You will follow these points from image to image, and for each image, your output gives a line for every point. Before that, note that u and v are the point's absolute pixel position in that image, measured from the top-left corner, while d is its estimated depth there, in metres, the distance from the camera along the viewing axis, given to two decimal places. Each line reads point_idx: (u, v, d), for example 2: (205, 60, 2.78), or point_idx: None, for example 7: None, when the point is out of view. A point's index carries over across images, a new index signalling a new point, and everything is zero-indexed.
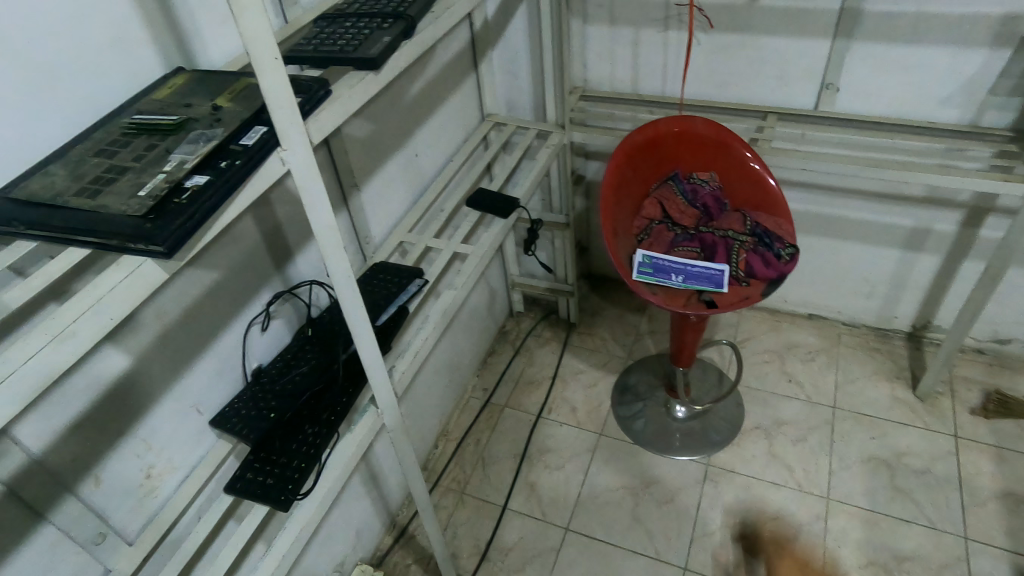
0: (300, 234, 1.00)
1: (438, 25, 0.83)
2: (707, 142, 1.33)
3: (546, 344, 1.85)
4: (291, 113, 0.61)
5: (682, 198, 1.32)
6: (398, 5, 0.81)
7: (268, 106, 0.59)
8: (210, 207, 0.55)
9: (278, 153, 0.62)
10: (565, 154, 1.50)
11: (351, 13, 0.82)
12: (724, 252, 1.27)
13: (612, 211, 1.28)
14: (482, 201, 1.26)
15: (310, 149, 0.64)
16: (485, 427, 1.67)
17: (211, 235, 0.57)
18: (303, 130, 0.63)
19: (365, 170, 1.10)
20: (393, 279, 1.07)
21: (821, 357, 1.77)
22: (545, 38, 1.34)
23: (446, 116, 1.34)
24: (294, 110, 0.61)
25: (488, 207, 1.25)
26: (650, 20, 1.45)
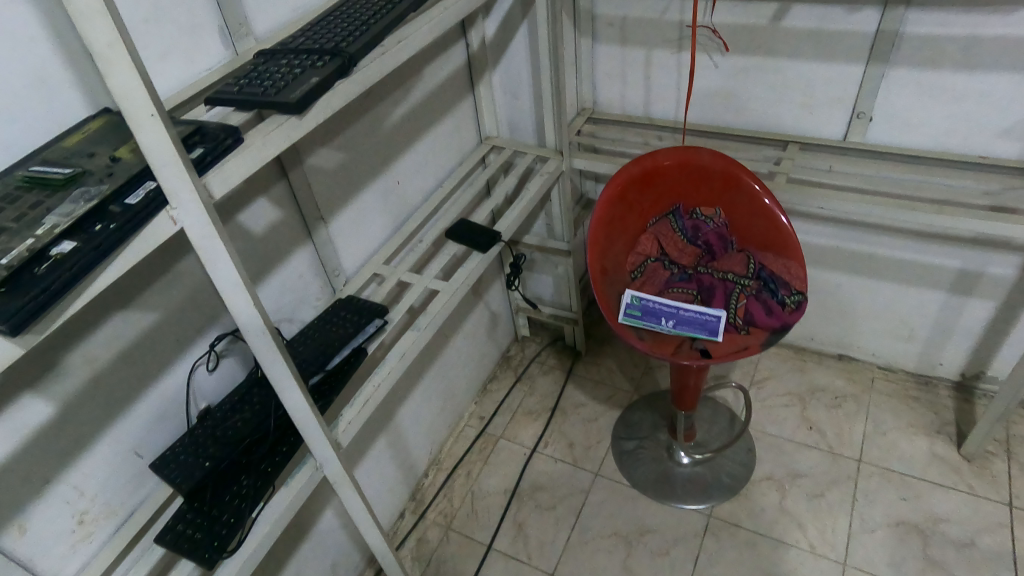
0: (256, 271, 0.96)
1: (385, 61, 0.77)
2: (713, 174, 1.23)
3: (550, 372, 1.77)
4: (180, 170, 0.57)
5: (681, 234, 1.23)
6: (341, 40, 0.76)
7: (150, 163, 0.55)
8: (71, 277, 0.51)
9: (166, 211, 0.58)
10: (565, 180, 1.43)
11: (292, 48, 0.77)
12: (723, 296, 1.17)
13: (602, 247, 1.19)
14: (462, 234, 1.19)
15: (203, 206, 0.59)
16: (478, 458, 1.61)
17: (76, 306, 0.53)
18: (195, 186, 0.58)
19: (334, 201, 1.06)
20: (353, 318, 1.03)
21: (849, 403, 1.63)
22: (543, 59, 1.26)
23: (436, 140, 1.28)
24: (182, 167, 0.57)
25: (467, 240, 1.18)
26: (662, 40, 1.36)
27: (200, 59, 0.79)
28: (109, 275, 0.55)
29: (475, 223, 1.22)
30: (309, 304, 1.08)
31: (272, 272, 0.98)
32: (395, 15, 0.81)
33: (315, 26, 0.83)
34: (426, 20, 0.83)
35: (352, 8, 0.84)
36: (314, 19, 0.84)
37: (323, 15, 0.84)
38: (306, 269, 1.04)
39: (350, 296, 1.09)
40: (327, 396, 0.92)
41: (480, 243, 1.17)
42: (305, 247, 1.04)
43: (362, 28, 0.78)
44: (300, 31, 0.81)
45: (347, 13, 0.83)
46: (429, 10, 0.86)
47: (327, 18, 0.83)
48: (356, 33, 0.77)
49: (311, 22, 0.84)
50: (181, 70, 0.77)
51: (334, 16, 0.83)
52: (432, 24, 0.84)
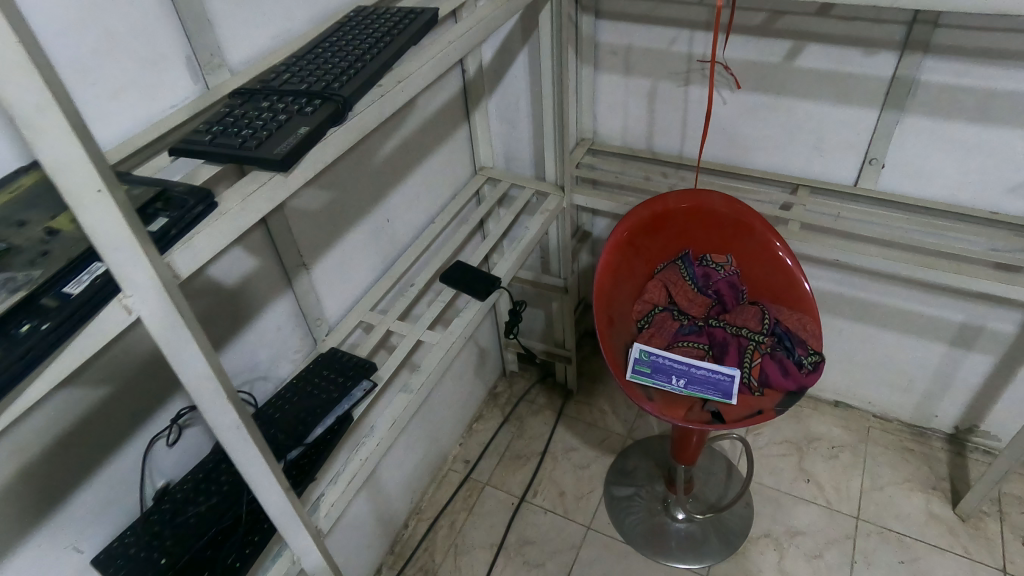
0: (226, 329, 0.84)
1: (383, 106, 0.67)
2: (725, 220, 1.15)
3: (539, 412, 1.66)
4: (137, 253, 0.46)
5: (692, 283, 1.15)
6: (331, 82, 0.65)
7: (96, 246, 0.44)
8: None
9: (119, 300, 0.47)
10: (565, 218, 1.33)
11: (275, 88, 0.66)
12: (736, 353, 1.09)
13: (608, 296, 1.10)
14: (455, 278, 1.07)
15: (165, 292, 0.48)
16: (463, 507, 1.49)
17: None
18: (155, 270, 0.47)
19: (318, 246, 0.94)
20: (338, 381, 0.91)
21: (846, 453, 1.58)
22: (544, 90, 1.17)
23: (428, 172, 1.17)
24: (139, 249, 0.46)
25: (461, 285, 1.07)
26: (668, 73, 1.28)
27: (162, 95, 0.69)
28: (38, 384, 0.44)
29: (469, 265, 1.10)
30: (286, 358, 0.96)
31: (245, 327, 0.87)
32: (392, 54, 0.71)
33: (301, 60, 0.72)
34: (430, 58, 0.73)
35: (344, 42, 0.74)
36: (297, 52, 0.73)
37: (311, 48, 0.74)
38: (284, 323, 0.93)
39: (333, 350, 0.97)
40: (308, 476, 0.81)
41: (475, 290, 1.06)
42: (283, 296, 0.92)
43: (355, 69, 0.68)
44: (283, 66, 0.70)
45: (337, 48, 0.73)
46: (431, 44, 0.76)
47: (316, 53, 0.72)
48: (348, 75, 0.67)
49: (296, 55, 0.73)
50: (140, 107, 0.67)
51: (324, 51, 0.72)
52: (436, 61, 0.73)
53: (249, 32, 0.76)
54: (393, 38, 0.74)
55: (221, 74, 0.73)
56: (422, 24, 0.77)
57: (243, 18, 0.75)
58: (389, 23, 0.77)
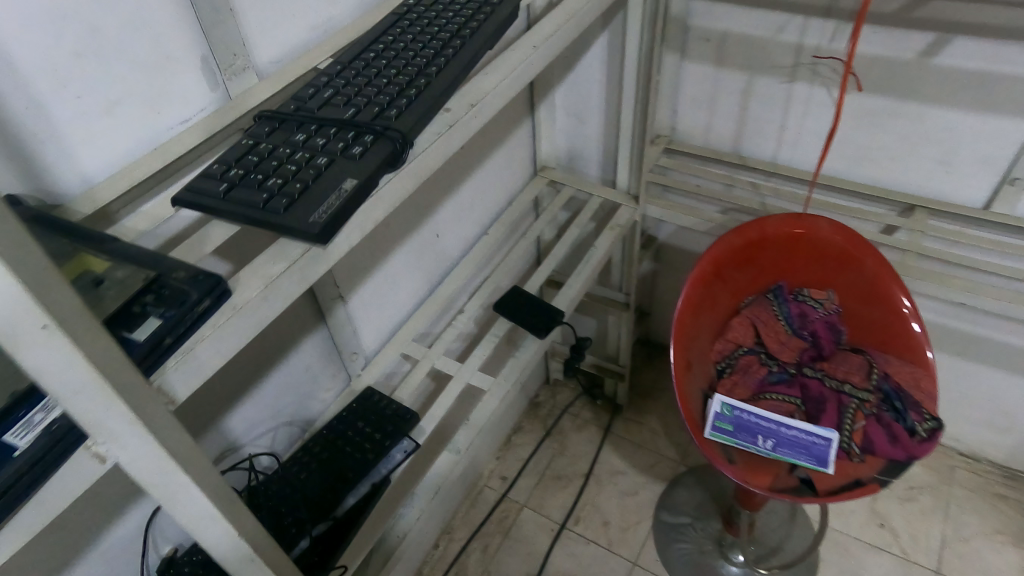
0: (245, 376, 0.71)
1: (450, 140, 0.51)
2: (831, 249, 0.98)
3: (584, 428, 1.53)
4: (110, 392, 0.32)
5: (785, 323, 0.99)
6: (383, 111, 0.50)
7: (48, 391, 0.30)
8: None
9: (85, 448, 0.33)
10: (633, 235, 1.16)
11: (310, 112, 0.50)
12: (835, 412, 0.94)
13: (688, 335, 0.94)
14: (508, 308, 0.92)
15: (151, 435, 0.34)
16: (497, 529, 1.37)
17: None
18: (138, 410, 0.33)
19: (358, 273, 0.79)
20: (375, 432, 0.77)
21: (925, 497, 1.42)
22: (626, 84, 0.99)
23: (483, 178, 1.01)
24: (111, 388, 0.31)
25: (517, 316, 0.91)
26: (770, 66, 1.09)
27: (170, 107, 0.54)
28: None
29: (524, 291, 0.94)
30: (314, 399, 0.82)
31: (268, 374, 0.73)
32: (462, 68, 0.55)
33: (347, 69, 0.56)
34: (508, 70, 0.56)
35: (401, 45, 0.57)
36: (341, 56, 0.57)
37: (359, 51, 0.57)
38: (314, 364, 0.79)
39: (369, 393, 0.83)
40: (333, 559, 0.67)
41: (532, 324, 0.90)
42: (315, 331, 0.77)
43: (413, 89, 0.52)
44: (323, 78, 0.54)
45: (391, 55, 0.56)
46: (510, 49, 0.59)
47: (365, 60, 0.56)
48: (405, 99, 0.51)
49: (340, 59, 0.57)
50: (142, 124, 0.52)
51: (375, 59, 0.56)
52: (516, 73, 0.57)
53: (282, 24, 0.60)
54: (463, 42, 0.57)
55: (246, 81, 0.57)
56: (502, 20, 0.60)
57: (274, 6, 0.58)
58: (457, 19, 0.60)
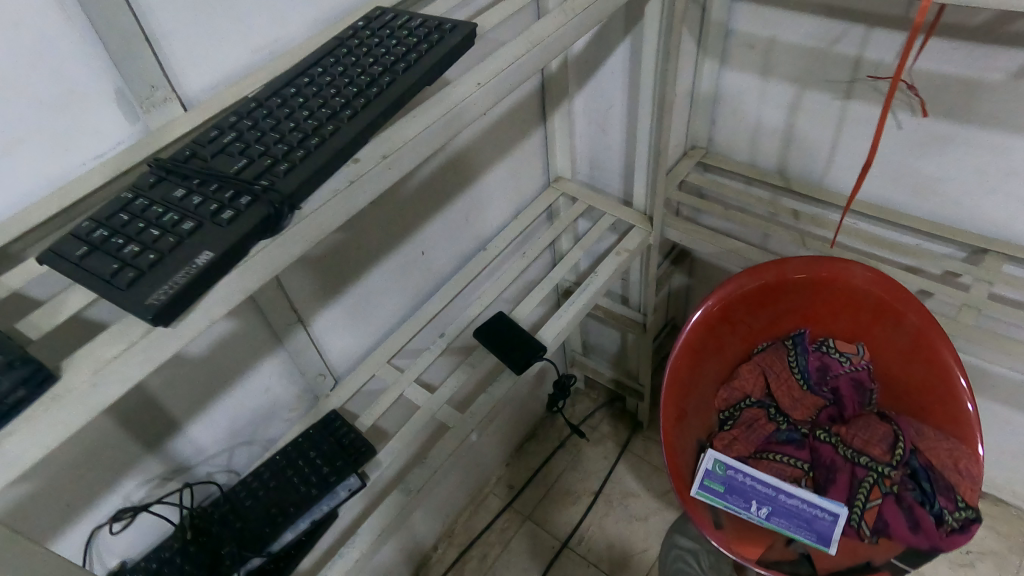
0: (191, 398, 0.70)
1: (348, 198, 0.45)
2: (865, 299, 0.86)
3: (600, 443, 1.46)
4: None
5: (801, 377, 0.89)
6: (273, 164, 0.45)
7: None
8: None
9: None
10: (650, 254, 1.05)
11: (201, 163, 0.46)
12: (847, 485, 0.83)
13: (685, 382, 0.86)
14: (488, 336, 0.86)
15: None
16: (498, 539, 1.34)
17: None
18: None
19: (321, 296, 0.77)
20: (326, 461, 0.74)
21: (985, 564, 1.27)
22: (643, 97, 0.90)
23: (483, 192, 0.95)
24: None
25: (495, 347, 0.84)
26: (822, 80, 0.96)
27: (79, 145, 0.52)
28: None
29: (508, 317, 0.88)
30: (278, 419, 0.81)
31: (219, 397, 0.72)
32: (382, 112, 0.48)
33: (263, 106, 0.50)
34: (441, 111, 0.49)
35: (328, 78, 0.51)
36: (262, 88, 0.52)
37: (283, 82, 0.51)
38: (274, 387, 0.78)
39: (330, 416, 0.80)
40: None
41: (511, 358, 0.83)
42: (270, 356, 0.75)
43: (316, 137, 0.46)
44: (231, 117, 0.49)
45: (314, 90, 0.50)
46: (454, 86, 0.51)
47: (283, 95, 0.50)
48: (301, 151, 0.45)
49: (258, 93, 0.51)
50: (50, 161, 0.50)
51: (294, 94, 0.50)
52: (450, 117, 0.49)
53: (216, 50, 0.56)
54: (394, 79, 0.50)
55: (169, 114, 0.54)
56: (450, 48, 0.53)
57: (203, 33, 0.55)
58: (398, 47, 0.53)
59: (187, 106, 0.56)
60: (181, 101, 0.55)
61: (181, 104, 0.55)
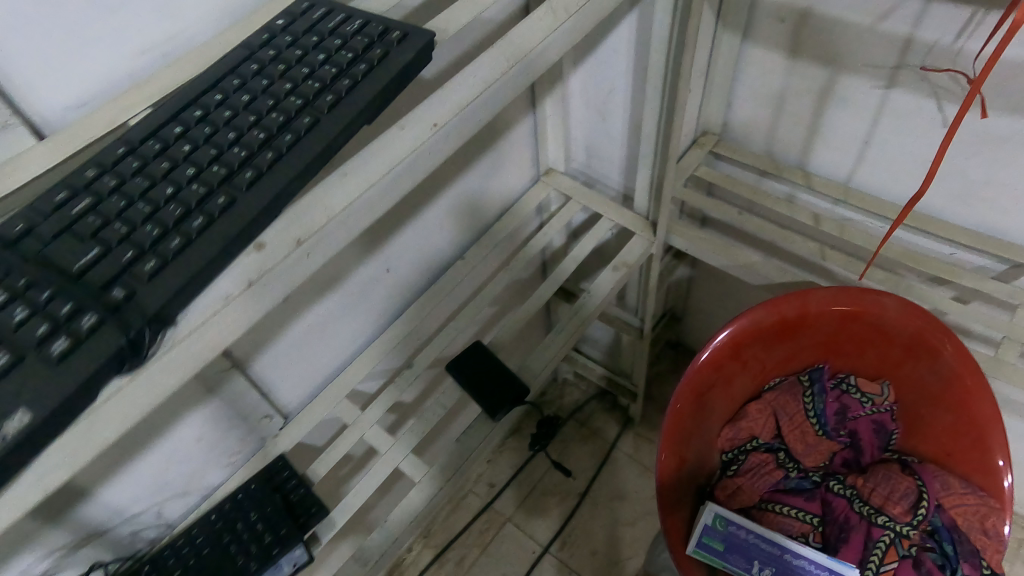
0: (103, 464, 0.58)
1: (248, 307, 0.32)
2: (896, 335, 0.73)
3: (588, 439, 1.38)
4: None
5: (814, 421, 0.78)
6: (134, 259, 0.31)
7: None
8: None
9: None
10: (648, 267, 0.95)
11: (36, 249, 0.32)
12: (861, 546, 0.72)
13: (685, 426, 0.75)
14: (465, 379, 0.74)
15: None
16: (476, 542, 1.27)
17: None
18: None
19: (259, 333, 0.64)
20: (265, 529, 0.64)
21: None
22: (651, 83, 0.74)
23: (460, 193, 0.81)
24: None
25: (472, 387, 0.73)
26: (861, 62, 0.80)
27: None
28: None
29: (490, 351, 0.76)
30: (216, 465, 0.70)
31: (139, 455, 0.60)
32: (298, 173, 0.35)
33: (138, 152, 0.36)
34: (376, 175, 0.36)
35: (227, 113, 0.37)
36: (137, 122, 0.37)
37: (164, 117, 0.37)
38: (210, 430, 0.66)
39: (276, 466, 0.69)
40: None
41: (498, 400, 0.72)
42: (201, 406, 0.64)
43: (201, 216, 0.33)
44: (87, 172, 0.35)
45: (206, 130, 0.36)
46: (400, 127, 0.38)
47: (163, 137, 0.36)
48: (179, 240, 0.32)
49: (129, 132, 0.37)
50: None
51: (178, 137, 0.36)
52: (390, 179, 0.37)
53: (82, 57, 0.41)
54: (319, 122, 0.36)
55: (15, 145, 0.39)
56: (403, 66, 0.38)
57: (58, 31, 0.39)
58: (327, 68, 0.39)
59: (43, 134, 0.41)
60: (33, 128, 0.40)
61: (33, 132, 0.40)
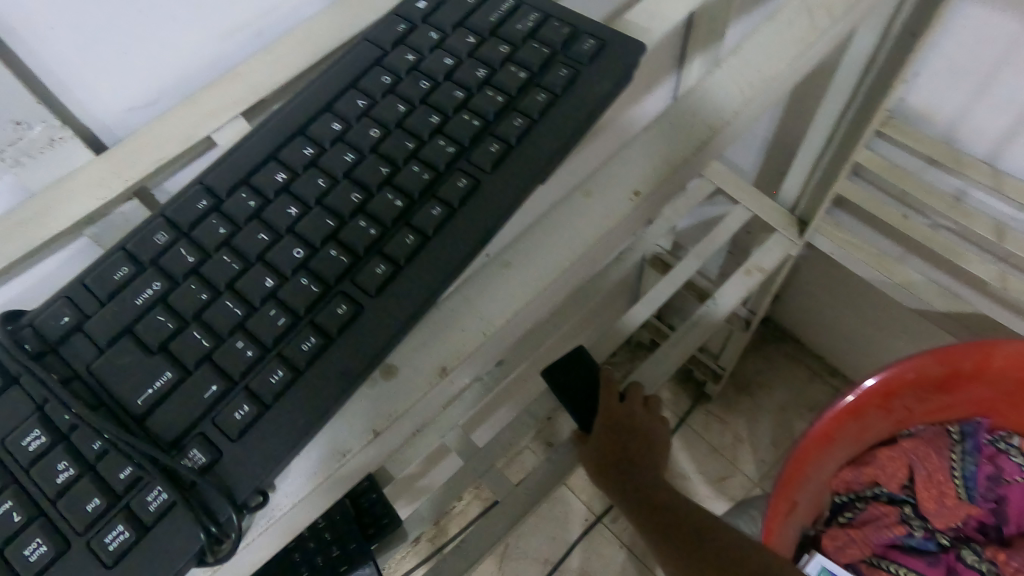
0: None
1: (369, 460, 0.26)
2: None
3: None
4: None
5: (959, 479, 0.67)
6: (221, 398, 0.26)
7: None
8: None
9: None
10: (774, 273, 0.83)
11: (86, 356, 0.27)
12: None
13: (806, 470, 0.65)
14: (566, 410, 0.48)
15: None
16: None
17: None
18: None
19: None
20: (322, 546, 0.58)
21: None
22: (855, 49, 0.56)
23: None
24: None
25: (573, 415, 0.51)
26: None
27: None
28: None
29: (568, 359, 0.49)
30: None
31: None
32: (446, 267, 0.28)
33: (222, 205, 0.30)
34: (551, 272, 0.27)
35: (348, 158, 0.31)
36: (232, 157, 0.31)
37: (263, 154, 0.31)
38: None
39: None
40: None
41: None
42: None
43: (314, 335, 0.26)
44: (158, 240, 0.29)
45: (322, 185, 0.30)
46: (584, 195, 0.29)
47: (258, 189, 0.30)
48: (283, 374, 0.26)
49: (207, 174, 0.31)
50: None
51: (279, 192, 0.30)
52: (564, 279, 0.28)
53: (146, 57, 0.34)
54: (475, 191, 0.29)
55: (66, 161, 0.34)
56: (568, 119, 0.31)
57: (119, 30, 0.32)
58: (486, 95, 0.31)
59: (102, 144, 0.36)
60: (90, 140, 0.35)
61: (90, 144, 0.35)
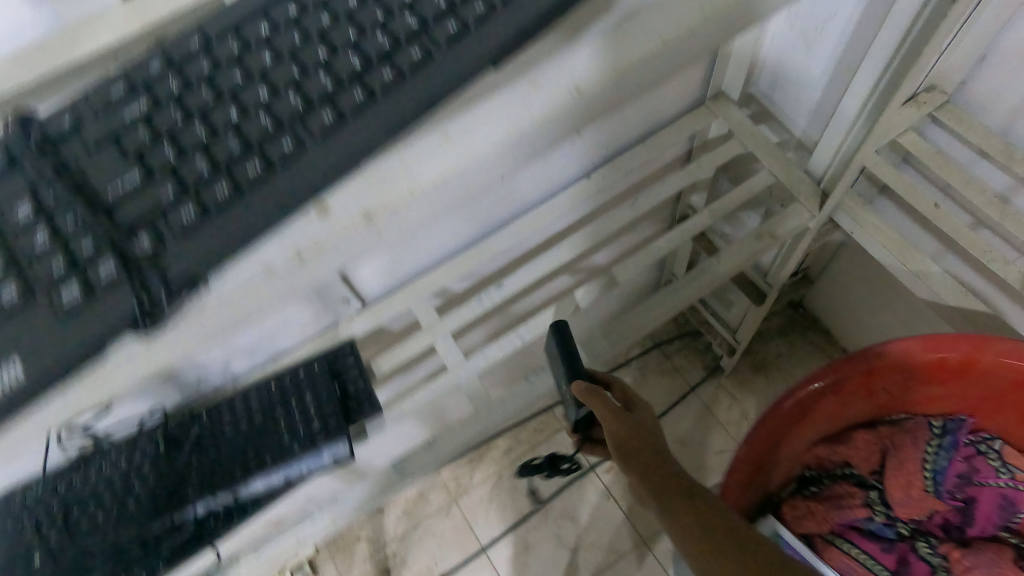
0: None
1: (289, 274, 0.39)
2: None
3: (667, 374, 1.33)
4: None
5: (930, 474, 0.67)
6: (193, 182, 0.40)
7: None
8: None
9: None
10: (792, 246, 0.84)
11: (99, 140, 0.42)
12: None
13: (777, 435, 0.66)
14: (591, 398, 0.59)
15: None
16: (528, 437, 1.32)
17: None
18: None
19: None
20: (313, 415, 0.65)
21: None
22: None
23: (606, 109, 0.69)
24: None
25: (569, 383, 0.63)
26: None
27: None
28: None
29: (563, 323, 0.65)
30: (289, 331, 0.72)
31: None
32: (366, 129, 0.41)
33: (212, 45, 0.46)
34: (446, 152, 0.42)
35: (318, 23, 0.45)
36: (236, 11, 0.46)
37: (255, 9, 0.46)
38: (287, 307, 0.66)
39: (343, 350, 0.70)
40: (207, 540, 0.65)
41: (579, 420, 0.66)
42: None
43: (261, 162, 0.40)
44: (154, 66, 0.44)
45: (296, 44, 0.45)
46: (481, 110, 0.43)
47: (246, 38, 0.45)
48: (228, 186, 0.39)
49: (206, 25, 0.46)
50: None
51: (261, 41, 0.45)
52: (455, 171, 0.41)
53: None
54: (371, 97, 0.42)
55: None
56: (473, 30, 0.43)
57: None
58: (427, 6, 0.45)
59: None
60: None
61: None
